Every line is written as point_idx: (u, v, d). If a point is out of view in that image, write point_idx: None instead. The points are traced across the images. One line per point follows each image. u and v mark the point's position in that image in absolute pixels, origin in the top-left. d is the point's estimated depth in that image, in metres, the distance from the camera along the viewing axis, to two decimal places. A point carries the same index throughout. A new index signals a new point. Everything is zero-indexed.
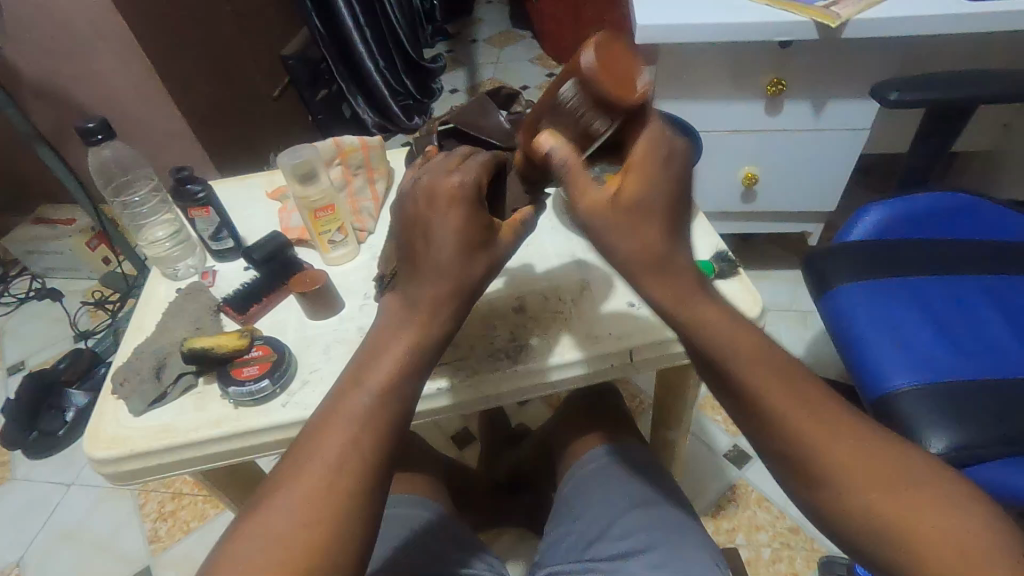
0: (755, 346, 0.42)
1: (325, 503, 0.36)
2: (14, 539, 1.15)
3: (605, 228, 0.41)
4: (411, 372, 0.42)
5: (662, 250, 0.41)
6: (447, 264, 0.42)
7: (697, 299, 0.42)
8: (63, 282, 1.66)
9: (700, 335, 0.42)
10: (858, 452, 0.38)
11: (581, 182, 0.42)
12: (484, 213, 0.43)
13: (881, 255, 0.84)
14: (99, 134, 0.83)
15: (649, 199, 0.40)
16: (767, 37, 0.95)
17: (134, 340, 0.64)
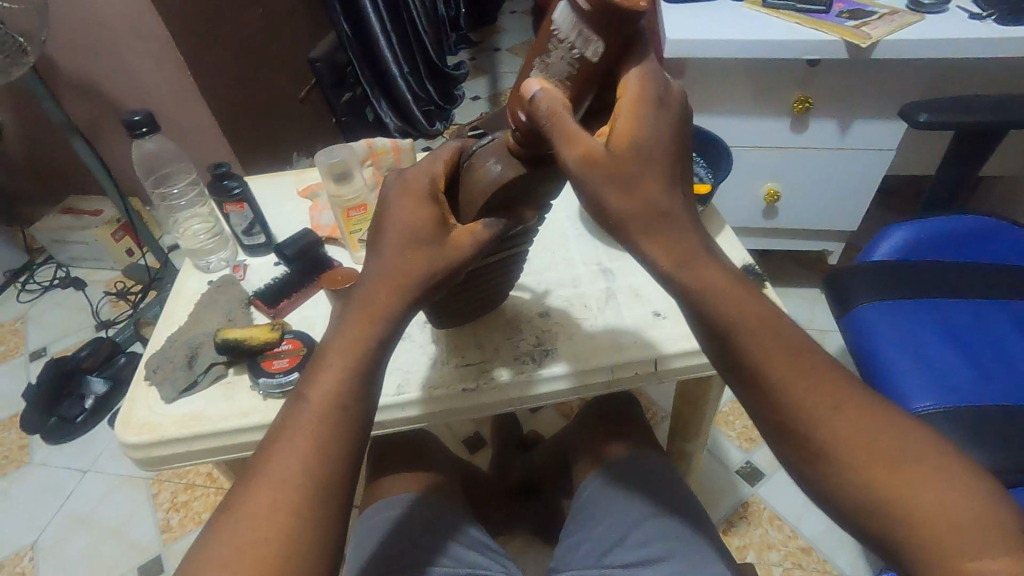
0: (766, 320, 0.40)
1: (284, 511, 0.38)
2: (30, 522, 1.17)
3: (602, 181, 0.39)
4: (355, 377, 0.43)
5: (662, 202, 0.40)
6: (394, 260, 0.45)
7: (708, 263, 0.40)
8: (86, 272, 1.69)
9: (726, 308, 0.40)
10: (861, 428, 0.37)
11: (572, 132, 0.39)
12: (433, 207, 0.46)
13: (905, 275, 0.84)
14: (143, 127, 0.86)
15: (644, 145, 0.40)
16: (796, 55, 0.96)
17: (166, 330, 0.65)
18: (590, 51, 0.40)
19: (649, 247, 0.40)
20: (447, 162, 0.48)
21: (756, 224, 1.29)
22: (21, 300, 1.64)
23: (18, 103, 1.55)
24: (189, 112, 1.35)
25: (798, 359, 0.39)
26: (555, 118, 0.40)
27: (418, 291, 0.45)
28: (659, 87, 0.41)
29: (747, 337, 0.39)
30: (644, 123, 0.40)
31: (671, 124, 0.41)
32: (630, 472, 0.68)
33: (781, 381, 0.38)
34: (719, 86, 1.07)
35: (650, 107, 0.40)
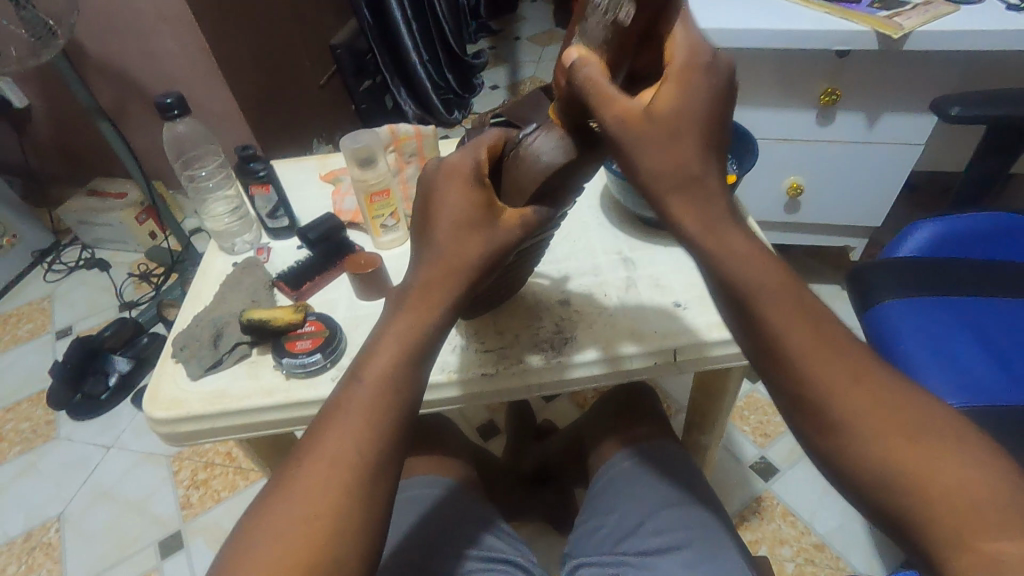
0: (787, 284, 0.40)
1: (332, 486, 0.39)
2: (56, 494, 1.21)
3: (636, 139, 0.40)
4: (411, 359, 0.44)
5: (695, 169, 0.40)
6: (443, 248, 0.45)
7: (727, 229, 0.40)
8: (110, 253, 1.72)
9: (759, 307, 0.39)
10: (882, 397, 0.37)
11: (608, 93, 0.40)
12: (481, 189, 0.46)
13: (928, 272, 0.82)
14: (176, 110, 0.87)
15: (684, 113, 0.40)
16: (825, 46, 0.94)
17: (192, 309, 0.67)
18: (623, 15, 0.43)
19: (676, 210, 0.41)
20: (490, 146, 0.48)
21: (777, 218, 1.28)
22: (48, 279, 1.67)
23: (49, 86, 1.58)
24: (214, 98, 1.37)
25: (828, 336, 0.38)
26: (592, 81, 0.41)
27: (467, 277, 0.46)
28: (706, 56, 0.41)
29: (779, 334, 0.39)
30: (688, 88, 0.40)
31: (715, 91, 0.41)
32: (646, 456, 0.69)
33: (812, 365, 0.38)
34: (744, 76, 1.05)
35: (695, 76, 0.40)
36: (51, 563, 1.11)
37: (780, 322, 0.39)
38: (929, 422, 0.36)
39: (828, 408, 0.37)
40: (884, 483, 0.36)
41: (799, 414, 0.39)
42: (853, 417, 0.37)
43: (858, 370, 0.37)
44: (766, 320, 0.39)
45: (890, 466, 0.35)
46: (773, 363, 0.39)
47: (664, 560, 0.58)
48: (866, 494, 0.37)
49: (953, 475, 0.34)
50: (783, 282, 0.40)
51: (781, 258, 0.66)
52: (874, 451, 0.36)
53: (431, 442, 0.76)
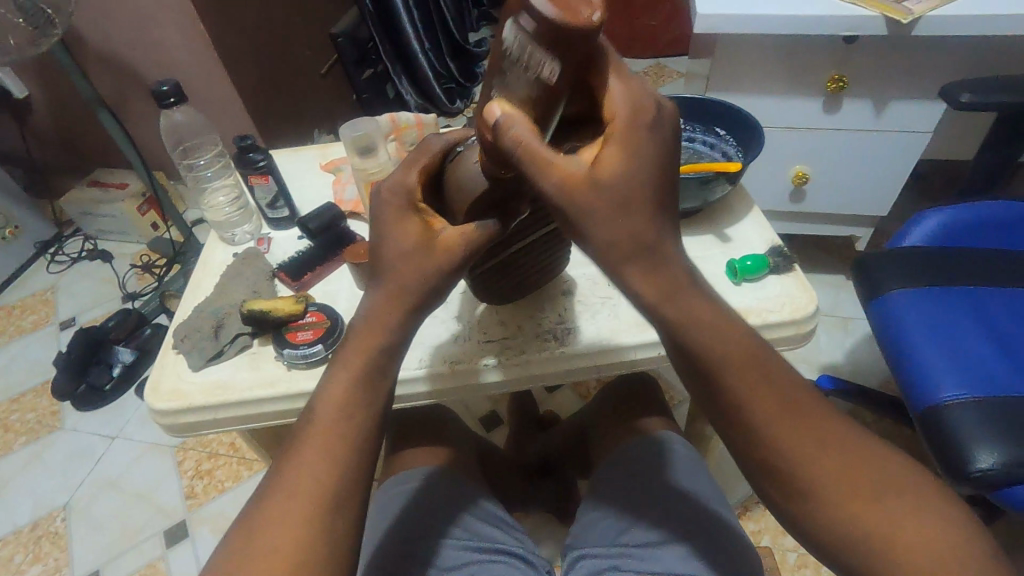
0: (751, 350, 0.43)
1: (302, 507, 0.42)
2: (62, 484, 1.21)
3: (580, 207, 0.40)
4: (363, 386, 0.45)
5: (646, 235, 0.41)
6: (397, 265, 0.46)
7: (685, 294, 0.42)
8: (112, 244, 1.72)
9: (727, 375, 0.42)
10: (835, 458, 0.41)
11: (548, 161, 0.39)
12: (417, 218, 0.47)
13: (936, 262, 0.81)
14: (172, 98, 0.86)
15: (630, 176, 0.40)
16: (833, 32, 0.92)
17: (193, 300, 0.66)
18: (546, 71, 0.37)
19: (633, 276, 0.41)
20: (425, 167, 0.49)
21: (782, 208, 1.27)
22: (51, 270, 1.68)
23: (49, 75, 1.57)
24: (215, 88, 1.36)
25: (789, 407, 0.42)
26: (523, 146, 0.39)
27: (422, 289, 0.46)
28: (650, 112, 0.41)
29: (745, 402, 0.42)
30: (635, 151, 0.40)
31: (660, 148, 0.41)
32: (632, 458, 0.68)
33: (776, 434, 0.41)
34: (749, 63, 1.04)
35: (642, 135, 0.40)
36: (57, 552, 1.12)
37: (746, 397, 0.42)
38: (878, 483, 0.41)
39: (791, 463, 0.41)
40: (824, 533, 0.41)
41: (762, 468, 0.43)
42: (811, 481, 0.41)
43: (820, 427, 0.42)
44: (731, 395, 0.42)
45: (835, 519, 0.41)
46: (735, 425, 0.43)
47: (665, 553, 0.58)
48: (805, 530, 0.42)
49: (890, 534, 0.39)
50: (714, 315, 0.42)
51: (787, 247, 0.64)
52: (823, 511, 0.41)
53: (431, 430, 0.75)
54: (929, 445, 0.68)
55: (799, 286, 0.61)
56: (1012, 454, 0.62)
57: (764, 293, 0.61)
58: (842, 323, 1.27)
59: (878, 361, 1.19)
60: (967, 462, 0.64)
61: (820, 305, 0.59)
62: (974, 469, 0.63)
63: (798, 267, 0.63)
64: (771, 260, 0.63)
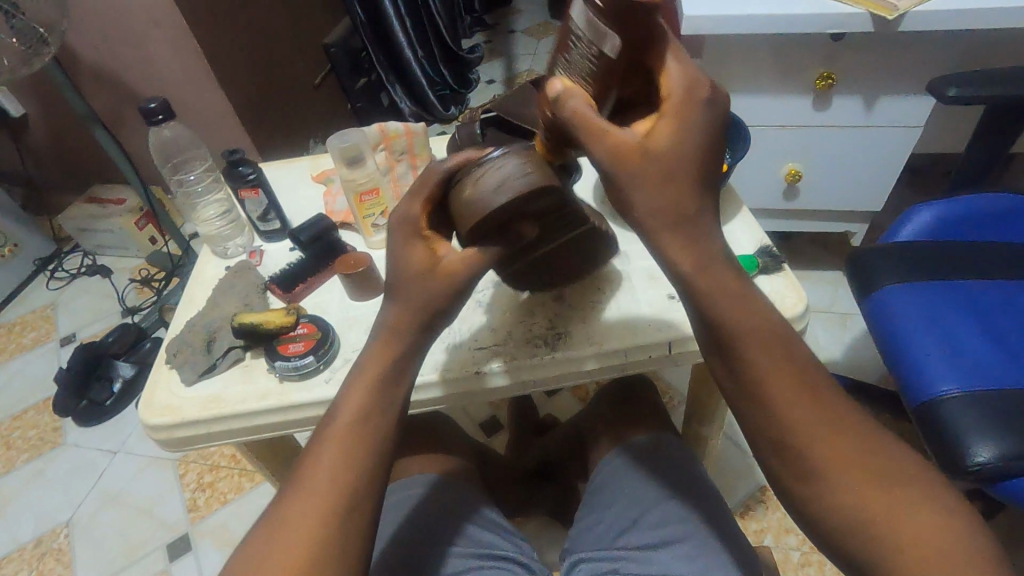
0: (768, 333, 0.43)
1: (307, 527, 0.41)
2: (65, 500, 1.22)
3: (629, 177, 0.41)
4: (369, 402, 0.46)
5: (690, 208, 0.42)
6: (408, 289, 0.47)
7: (719, 269, 0.42)
8: (111, 260, 1.73)
9: (742, 351, 0.42)
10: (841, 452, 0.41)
11: (601, 130, 0.41)
12: (422, 245, 0.47)
13: (928, 256, 0.81)
14: (159, 114, 0.86)
15: (679, 150, 0.41)
16: (820, 30, 0.93)
17: (187, 314, 0.66)
18: (608, 46, 0.43)
19: (672, 250, 0.42)
20: (428, 195, 0.48)
21: (776, 206, 1.27)
22: (51, 287, 1.68)
23: (43, 93, 1.58)
24: (209, 101, 1.37)
25: (800, 384, 0.42)
26: (580, 115, 0.41)
27: (421, 317, 0.47)
28: (704, 87, 0.43)
29: (760, 385, 0.42)
30: (687, 122, 0.41)
31: (713, 125, 0.42)
32: (627, 462, 0.68)
33: (784, 412, 0.41)
34: (738, 63, 1.04)
35: (696, 109, 0.42)
36: (62, 568, 1.12)
37: (766, 371, 0.42)
38: (880, 468, 0.40)
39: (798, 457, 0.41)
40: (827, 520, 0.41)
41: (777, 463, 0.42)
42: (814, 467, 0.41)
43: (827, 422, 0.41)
44: (751, 369, 0.42)
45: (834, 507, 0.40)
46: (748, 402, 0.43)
47: (663, 555, 0.58)
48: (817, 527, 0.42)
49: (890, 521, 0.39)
50: (733, 292, 0.43)
51: (776, 246, 0.64)
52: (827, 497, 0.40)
53: (427, 437, 0.75)
54: (926, 440, 0.68)
55: (789, 285, 0.61)
56: (1012, 447, 0.62)
57: None
58: (840, 319, 1.27)
59: (877, 357, 1.19)
60: (963, 456, 0.64)
61: (810, 303, 0.60)
62: (971, 463, 0.63)
63: (787, 267, 0.63)
64: (760, 260, 0.63)
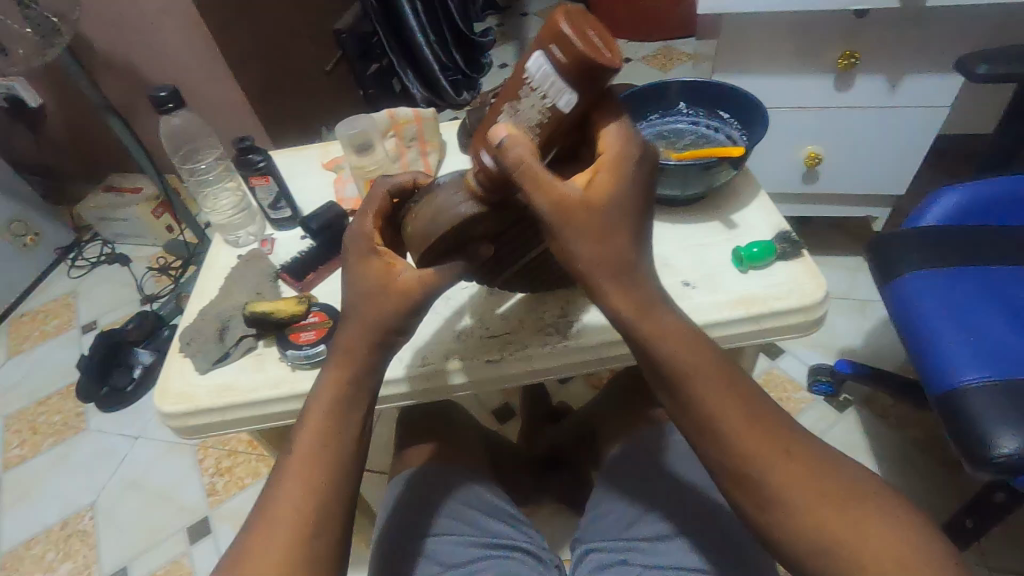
0: (712, 366, 0.45)
1: (284, 540, 0.42)
2: (88, 483, 1.25)
3: (570, 226, 0.44)
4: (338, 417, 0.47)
5: (623, 254, 0.45)
6: (360, 308, 0.47)
7: (653, 309, 0.46)
8: (129, 248, 1.75)
9: (690, 385, 0.44)
10: (802, 474, 0.42)
11: (544, 182, 0.44)
12: (378, 261, 0.48)
13: (953, 241, 0.79)
14: (169, 103, 0.86)
15: (613, 201, 0.45)
16: (844, 6, 0.89)
17: (199, 303, 0.67)
18: (562, 101, 0.46)
19: (610, 294, 0.45)
20: (379, 211, 0.52)
21: (795, 190, 1.24)
22: (71, 275, 1.71)
23: (60, 83, 1.60)
24: (221, 89, 1.37)
25: (760, 419, 0.44)
26: (524, 166, 0.44)
27: (382, 331, 0.47)
28: (634, 145, 0.47)
29: (710, 415, 0.44)
30: (620, 178, 0.46)
31: (641, 179, 0.47)
32: (636, 454, 0.67)
33: (743, 440, 0.43)
34: (756, 43, 1.01)
35: (627, 165, 0.46)
36: (87, 549, 1.15)
37: (714, 401, 0.44)
38: (849, 492, 0.42)
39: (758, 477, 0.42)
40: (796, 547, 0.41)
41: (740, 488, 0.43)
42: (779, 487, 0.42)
43: (783, 447, 0.43)
44: (696, 400, 0.44)
45: (809, 531, 0.41)
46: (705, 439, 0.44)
47: (675, 547, 0.58)
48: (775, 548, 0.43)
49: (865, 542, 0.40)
50: (676, 330, 0.45)
51: (794, 232, 0.62)
52: (797, 523, 0.41)
53: (438, 425, 0.75)
54: (947, 430, 0.67)
55: (807, 272, 0.59)
56: None
57: (771, 279, 0.60)
58: (860, 306, 1.24)
59: (897, 345, 1.17)
60: (986, 447, 0.62)
61: (829, 290, 0.58)
62: (995, 455, 0.61)
63: (806, 253, 0.61)
64: (778, 246, 0.61)
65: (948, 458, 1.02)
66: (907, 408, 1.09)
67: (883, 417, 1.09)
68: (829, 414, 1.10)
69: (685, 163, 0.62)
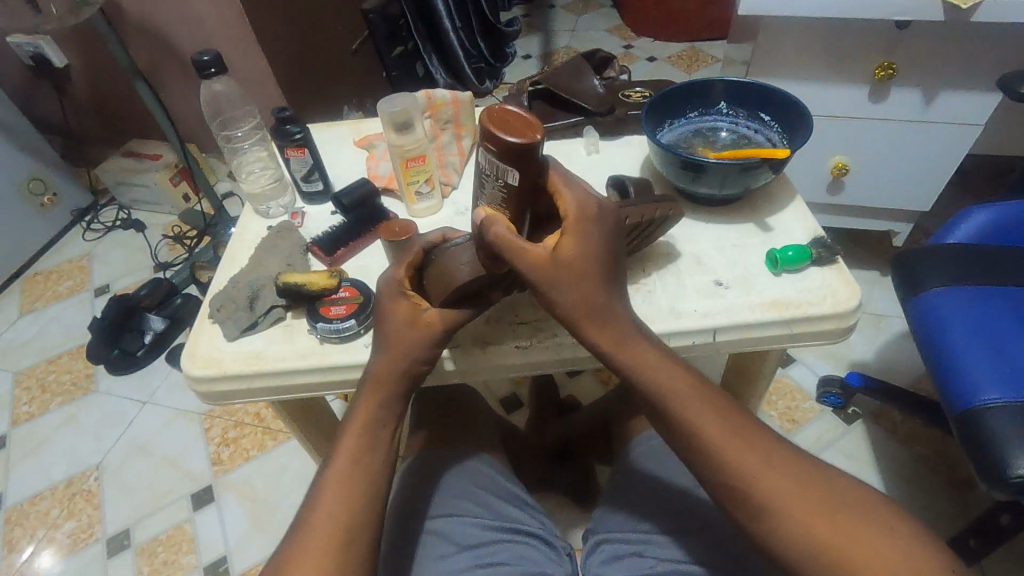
0: (692, 391, 0.47)
1: (321, 548, 0.45)
2: (95, 444, 1.26)
3: (549, 282, 0.47)
4: (367, 433, 0.50)
5: (598, 302, 0.48)
6: (393, 342, 0.51)
7: (635, 344, 0.48)
8: (145, 215, 1.76)
9: (674, 411, 0.46)
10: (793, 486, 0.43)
11: (518, 248, 0.46)
12: (406, 302, 0.51)
13: (983, 259, 0.78)
14: (211, 67, 0.86)
15: (581, 255, 0.48)
16: (887, 16, 0.89)
17: (228, 271, 0.67)
18: (511, 178, 0.48)
19: (592, 333, 0.48)
20: (412, 260, 0.53)
21: (819, 199, 1.23)
22: (87, 237, 1.72)
23: (87, 44, 1.59)
24: (250, 60, 1.37)
25: (749, 436, 0.45)
26: (502, 238, 0.46)
27: (414, 362, 0.51)
28: (592, 204, 0.49)
29: (697, 438, 0.45)
30: (584, 235, 0.48)
31: (606, 234, 0.49)
32: (650, 453, 0.67)
33: (731, 459, 0.44)
34: (793, 48, 1.00)
35: (590, 222, 0.48)
36: (91, 509, 1.16)
37: (699, 420, 0.46)
38: (851, 505, 0.43)
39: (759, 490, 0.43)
40: (787, 555, 0.42)
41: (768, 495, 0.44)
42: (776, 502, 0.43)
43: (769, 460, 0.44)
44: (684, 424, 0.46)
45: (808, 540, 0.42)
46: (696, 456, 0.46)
47: (690, 542, 0.58)
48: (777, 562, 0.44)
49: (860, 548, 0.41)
50: (658, 359, 0.48)
51: (830, 238, 0.62)
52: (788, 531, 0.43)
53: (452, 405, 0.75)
54: (964, 447, 0.67)
55: (843, 280, 0.59)
56: None
57: (805, 284, 0.59)
58: (874, 321, 1.24)
59: (911, 361, 1.16)
60: (1002, 467, 0.62)
61: (863, 299, 0.58)
62: (1010, 475, 0.62)
63: (841, 260, 0.61)
64: (813, 251, 0.61)
65: (954, 477, 1.02)
66: (916, 425, 1.09)
67: (891, 433, 1.09)
68: (837, 425, 1.10)
69: (725, 162, 0.61)
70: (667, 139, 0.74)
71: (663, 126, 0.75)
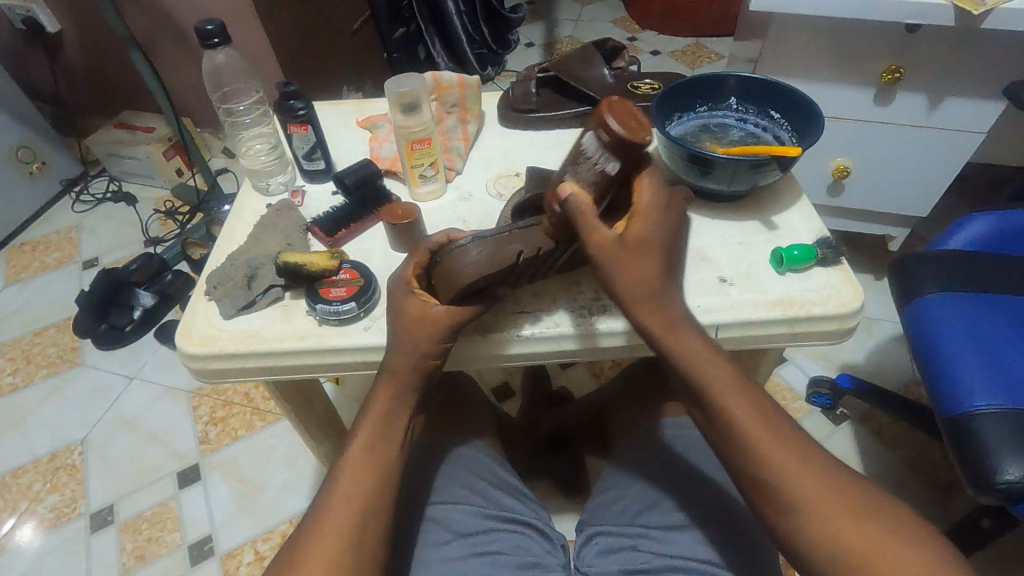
0: (735, 379, 0.49)
1: (334, 539, 0.45)
2: (80, 419, 1.24)
3: (611, 262, 0.50)
4: (381, 427, 0.51)
5: (654, 286, 0.50)
6: (404, 336, 0.51)
7: (681, 330, 0.50)
8: (137, 187, 1.72)
9: (719, 398, 0.48)
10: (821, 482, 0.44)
11: (593, 227, 0.49)
12: (415, 297, 0.52)
13: (981, 267, 0.79)
14: (215, 37, 0.84)
15: (648, 242, 0.51)
16: (898, 18, 0.88)
17: (225, 247, 0.66)
18: (609, 167, 0.49)
19: (642, 316, 0.51)
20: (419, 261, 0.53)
21: (818, 201, 1.23)
22: (76, 209, 1.68)
23: (81, 9, 1.55)
24: (250, 34, 1.34)
25: (780, 430, 0.46)
26: (585, 218, 0.49)
27: (426, 353, 0.51)
28: (662, 196, 0.52)
29: (739, 427, 0.47)
30: (654, 223, 0.51)
31: (670, 225, 0.52)
32: (644, 446, 0.67)
33: (766, 449, 0.45)
34: (802, 47, 1.00)
35: (659, 212, 0.52)
36: (74, 483, 1.15)
37: (739, 413, 0.47)
38: (868, 507, 0.43)
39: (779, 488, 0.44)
40: (811, 549, 0.43)
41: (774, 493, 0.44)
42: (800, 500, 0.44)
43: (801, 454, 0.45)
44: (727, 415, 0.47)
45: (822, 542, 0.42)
46: (729, 443, 0.47)
47: (682, 537, 0.58)
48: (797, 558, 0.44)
49: (873, 544, 0.41)
50: (702, 346, 0.50)
51: (835, 239, 0.62)
52: (809, 526, 0.43)
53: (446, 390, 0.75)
54: (954, 451, 0.68)
55: (846, 281, 0.59)
56: None
57: (809, 283, 0.59)
58: (866, 324, 1.25)
59: (900, 365, 1.18)
60: (991, 473, 0.63)
61: (865, 301, 0.58)
62: (999, 481, 0.62)
63: (845, 261, 0.61)
64: (818, 251, 0.61)
65: (938, 481, 1.04)
66: (903, 428, 1.11)
67: (878, 435, 1.10)
68: (826, 425, 1.11)
69: (735, 158, 0.60)
70: (675, 132, 0.73)
71: (673, 119, 0.75)
